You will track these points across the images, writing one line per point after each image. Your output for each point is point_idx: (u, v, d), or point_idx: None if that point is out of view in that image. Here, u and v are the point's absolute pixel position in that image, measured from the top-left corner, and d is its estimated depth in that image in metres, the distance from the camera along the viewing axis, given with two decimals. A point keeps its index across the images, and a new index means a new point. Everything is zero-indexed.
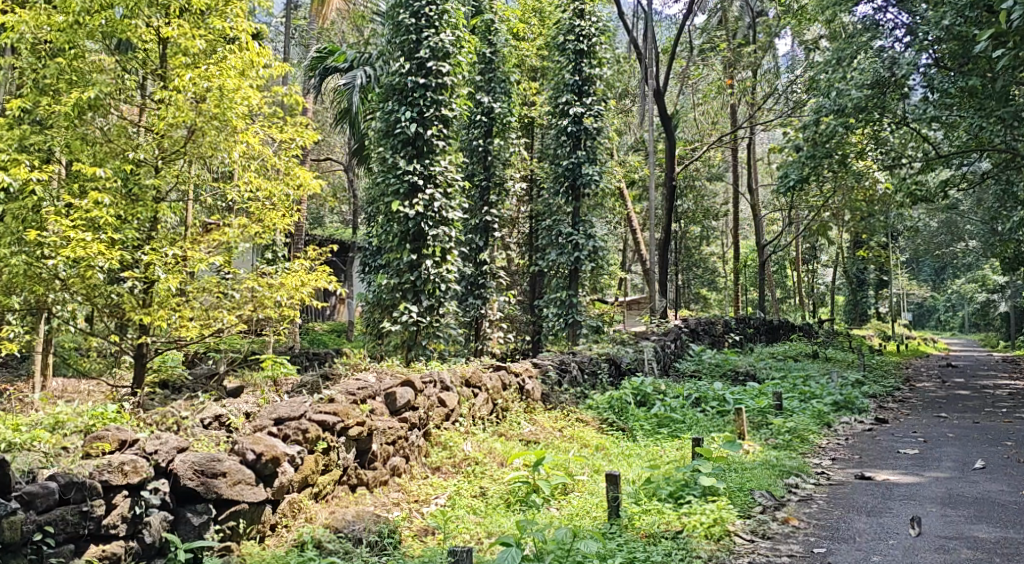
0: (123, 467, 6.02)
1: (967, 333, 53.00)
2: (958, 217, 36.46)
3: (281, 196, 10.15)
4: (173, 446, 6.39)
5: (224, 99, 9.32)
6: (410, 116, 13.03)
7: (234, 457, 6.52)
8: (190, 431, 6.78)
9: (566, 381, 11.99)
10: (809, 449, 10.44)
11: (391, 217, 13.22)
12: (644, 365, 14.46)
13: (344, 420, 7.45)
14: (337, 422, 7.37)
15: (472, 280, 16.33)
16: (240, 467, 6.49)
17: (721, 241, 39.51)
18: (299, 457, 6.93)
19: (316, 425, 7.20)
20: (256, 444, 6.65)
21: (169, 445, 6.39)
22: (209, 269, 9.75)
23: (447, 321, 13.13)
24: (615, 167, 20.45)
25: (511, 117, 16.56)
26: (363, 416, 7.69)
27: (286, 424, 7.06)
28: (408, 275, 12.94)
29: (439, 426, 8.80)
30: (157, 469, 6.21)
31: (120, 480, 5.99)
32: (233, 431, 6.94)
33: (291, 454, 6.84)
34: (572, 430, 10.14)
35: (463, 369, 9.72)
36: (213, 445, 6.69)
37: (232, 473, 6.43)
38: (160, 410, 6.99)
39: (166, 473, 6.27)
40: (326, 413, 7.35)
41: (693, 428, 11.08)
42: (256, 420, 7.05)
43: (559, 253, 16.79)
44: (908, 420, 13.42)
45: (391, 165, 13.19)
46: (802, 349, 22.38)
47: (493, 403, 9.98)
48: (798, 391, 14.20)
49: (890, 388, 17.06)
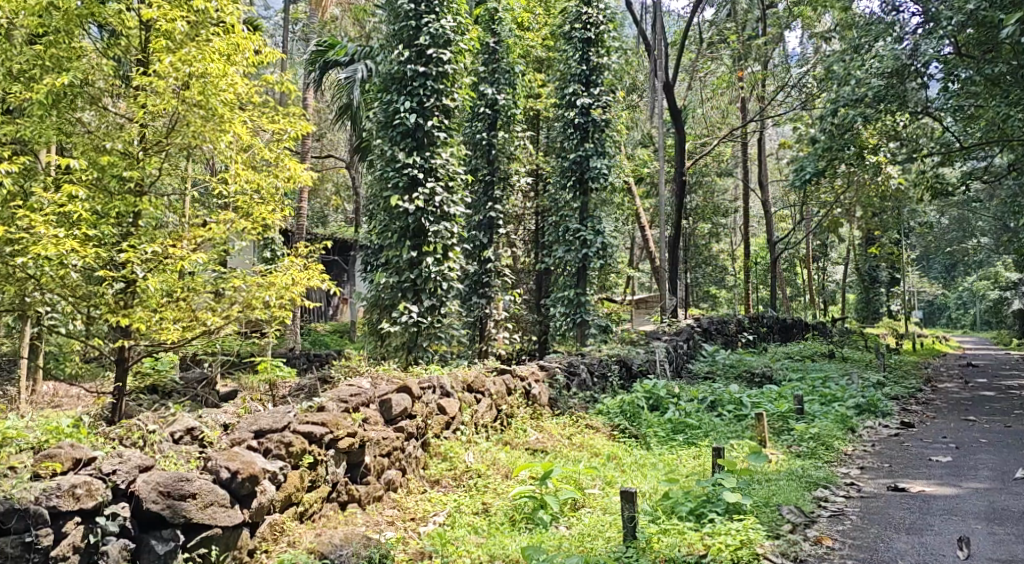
0: (75, 490, 5.48)
1: (980, 332, 52.18)
2: (972, 214, 35.74)
3: (270, 188, 9.52)
4: (135, 465, 5.81)
5: (208, 86, 8.72)
6: (409, 106, 12.41)
7: (205, 476, 5.95)
8: (157, 447, 6.19)
9: (575, 385, 11.36)
10: (835, 457, 9.82)
11: (390, 212, 12.60)
12: (657, 367, 13.82)
13: (333, 431, 6.84)
14: (326, 434, 6.77)
15: (476, 279, 15.69)
16: (212, 488, 5.90)
17: (730, 239, 38.84)
18: (281, 474, 6.34)
19: (301, 437, 6.60)
20: (231, 461, 6.07)
21: (130, 463, 5.81)
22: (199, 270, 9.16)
23: (449, 322, 12.51)
24: (624, 161, 19.81)
25: (516, 110, 15.93)
26: (355, 426, 7.09)
27: (268, 436, 6.47)
28: (408, 274, 12.33)
29: (439, 436, 8.17)
30: (115, 491, 5.68)
31: (72, 506, 5.46)
32: (208, 445, 6.35)
33: (271, 471, 6.25)
34: (581, 438, 9.51)
35: (464, 373, 9.10)
36: (182, 462, 6.07)
37: (203, 494, 5.85)
38: (126, 423, 6.38)
39: (126, 496, 5.71)
40: (313, 423, 6.75)
41: (711, 434, 10.46)
42: (235, 433, 6.45)
43: (567, 250, 16.14)
44: (935, 424, 12.77)
45: (390, 158, 12.56)
46: (818, 349, 21.69)
47: (497, 409, 9.36)
48: (818, 394, 13.54)
49: (911, 389, 16.38)
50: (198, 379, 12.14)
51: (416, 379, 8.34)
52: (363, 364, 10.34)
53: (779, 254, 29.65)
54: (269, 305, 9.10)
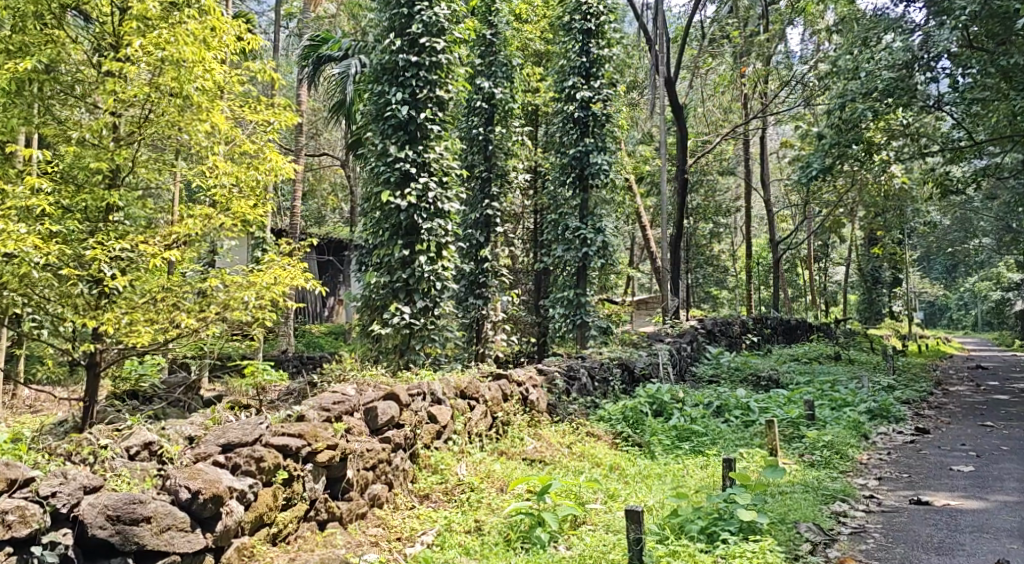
0: (6, 518, 4.95)
1: (981, 332, 51.65)
2: (976, 213, 35.23)
3: (250, 180, 9.00)
4: (79, 486, 5.27)
5: (184, 72, 8.21)
6: (401, 98, 11.85)
7: (163, 497, 5.46)
8: (109, 464, 5.68)
9: (575, 390, 10.80)
10: (851, 467, 9.30)
11: (381, 209, 12.05)
12: (660, 371, 13.28)
13: (311, 443, 6.33)
14: (302, 447, 6.26)
15: (473, 278, 15.13)
16: (169, 510, 5.42)
17: (730, 239, 38.28)
18: (250, 493, 5.83)
19: (274, 451, 6.08)
20: (193, 480, 5.57)
21: (74, 484, 5.27)
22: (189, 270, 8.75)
23: (443, 324, 11.95)
24: (625, 157, 19.26)
25: (514, 103, 15.38)
26: (336, 438, 6.56)
27: (237, 450, 5.95)
28: (399, 273, 11.78)
29: (429, 446, 7.61)
30: (55, 517, 5.14)
31: (3, 535, 4.93)
32: (168, 461, 5.85)
33: (238, 490, 5.74)
34: (582, 447, 8.98)
35: (457, 378, 8.54)
36: (137, 480, 5.58)
37: (159, 517, 5.37)
38: (74, 438, 5.83)
39: (69, 521, 5.18)
40: (288, 435, 6.23)
41: (719, 442, 9.92)
42: (199, 447, 5.95)
43: (566, 249, 15.59)
44: (951, 430, 12.25)
45: (381, 152, 12.01)
46: (824, 351, 21.12)
47: (492, 417, 8.81)
48: (828, 398, 13.00)
49: (922, 392, 15.83)
50: (181, 383, 11.55)
51: (404, 384, 7.77)
52: (352, 369, 9.79)
53: (781, 254, 29.08)
54: (250, 306, 8.53)
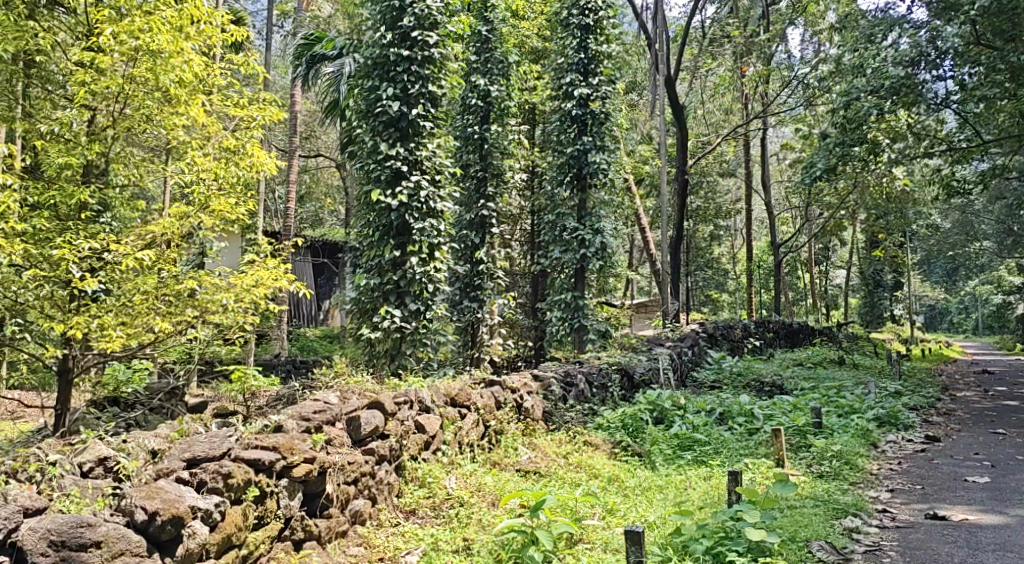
0: None
1: (981, 336, 51.24)
2: (978, 216, 34.82)
3: (229, 177, 8.53)
4: (19, 509, 4.90)
5: (158, 62, 7.78)
6: (392, 93, 11.40)
7: (116, 519, 5.08)
8: (58, 484, 5.23)
9: (572, 397, 10.37)
10: (862, 479, 8.90)
11: (371, 208, 11.62)
12: (660, 376, 12.85)
13: (286, 457, 5.92)
14: (275, 461, 5.85)
15: (467, 281, 14.71)
16: (122, 534, 5.03)
17: (730, 242, 37.84)
18: (216, 513, 5.43)
19: (243, 467, 5.69)
20: (150, 500, 5.20)
21: (14, 507, 4.90)
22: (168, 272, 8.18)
23: (435, 327, 11.54)
24: (624, 157, 18.84)
25: (510, 102, 14.97)
26: (314, 451, 6.14)
27: (202, 466, 5.56)
28: (390, 275, 11.35)
29: (416, 458, 7.18)
30: None
31: None
32: (126, 479, 5.40)
33: (202, 510, 5.34)
34: (579, 458, 8.58)
35: (447, 386, 8.13)
36: (88, 502, 5.16)
37: (111, 542, 4.99)
38: (21, 455, 5.40)
39: (9, 548, 4.80)
40: (260, 449, 5.83)
41: (723, 452, 9.52)
42: (162, 463, 5.52)
43: (564, 250, 15.17)
44: (961, 438, 11.85)
45: (371, 149, 11.59)
46: (827, 355, 20.70)
47: (484, 426, 8.39)
48: (834, 405, 12.60)
49: (930, 398, 15.40)
50: (163, 389, 11.12)
51: (390, 392, 7.35)
52: (341, 374, 9.38)
53: (783, 258, 28.64)
54: (230, 308, 8.17)
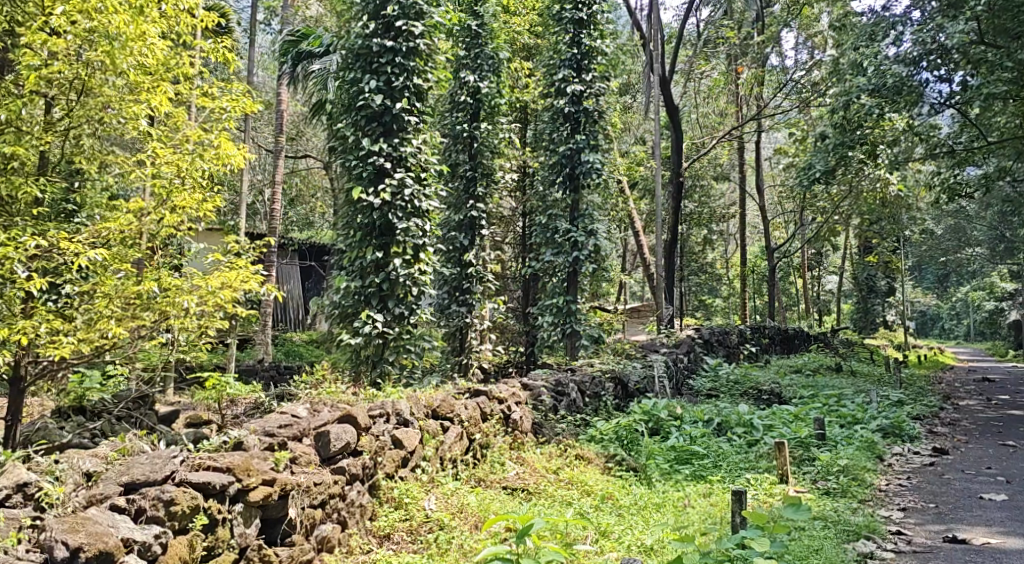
0: None
1: (973, 342, 50.81)
2: (973, 220, 34.36)
3: (196, 171, 7.80)
4: None
5: (117, 46, 7.29)
6: (375, 86, 10.78)
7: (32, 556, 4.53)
8: None
9: (563, 407, 9.79)
10: (872, 496, 8.37)
11: (353, 207, 11.02)
12: (655, 384, 12.30)
13: (240, 480, 5.36)
14: (228, 485, 5.29)
15: (455, 284, 14.11)
16: None
17: (724, 247, 37.29)
18: (154, 545, 4.89)
19: (189, 492, 5.13)
20: (74, 534, 4.65)
21: None
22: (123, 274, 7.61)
23: (420, 333, 10.96)
24: (617, 158, 18.25)
25: (501, 99, 14.39)
26: (274, 473, 5.57)
27: (142, 491, 5.03)
28: (372, 278, 10.72)
29: (392, 476, 6.59)
30: None
31: None
32: (49, 507, 4.94)
33: (137, 543, 4.80)
34: (570, 473, 8.02)
35: (428, 396, 7.55)
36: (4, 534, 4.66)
37: None
38: None
39: None
40: (211, 472, 5.27)
41: (723, 467, 9.00)
42: (95, 487, 5.03)
43: (555, 253, 14.62)
44: (970, 450, 11.33)
45: (353, 145, 10.99)
46: (825, 362, 20.20)
47: (469, 439, 7.79)
48: (836, 415, 12.07)
49: (932, 407, 14.90)
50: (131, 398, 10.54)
51: (365, 404, 6.77)
52: (318, 384, 8.82)
53: (778, 263, 28.14)
54: (192, 313, 7.63)
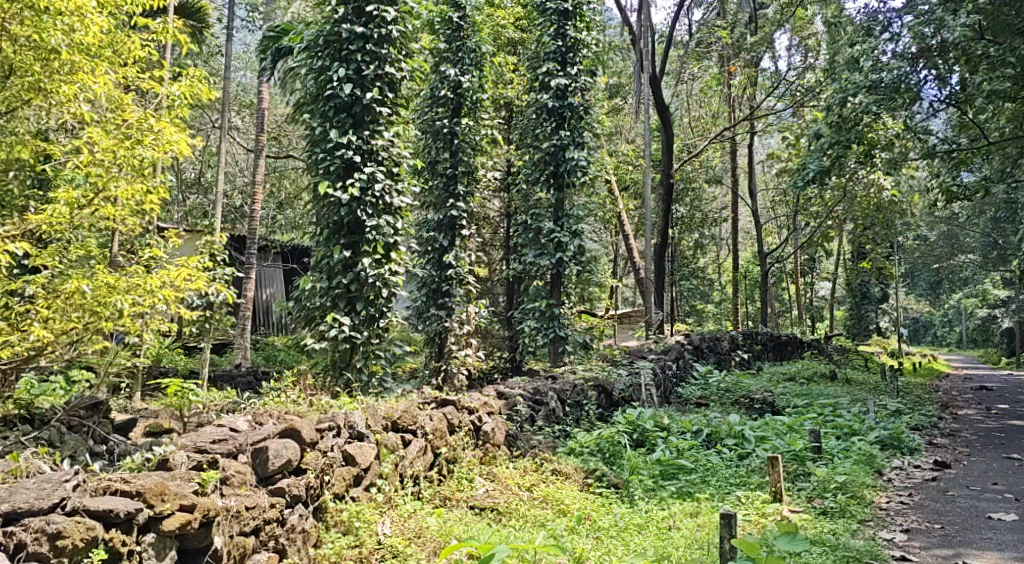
0: None
1: (964, 349, 50.27)
2: (966, 226, 33.84)
3: (133, 158, 7.12)
4: None
5: (43, 20, 6.72)
6: (344, 74, 10.09)
7: None
8: None
9: (541, 418, 9.17)
10: (871, 516, 7.77)
11: (319, 203, 10.35)
12: (642, 393, 11.65)
13: (154, 506, 4.86)
14: (138, 513, 4.78)
15: (433, 287, 13.40)
16: None
17: (715, 252, 36.62)
18: None
19: (87, 522, 4.63)
20: None
21: None
22: (55, 273, 7.21)
23: (390, 338, 10.32)
24: (605, 157, 17.59)
25: (483, 94, 13.72)
26: (195, 499, 5.06)
27: (25, 521, 4.53)
28: (340, 278, 10.03)
29: (342, 497, 6.08)
30: None
31: None
32: None
33: None
34: (545, 490, 7.38)
35: (388, 407, 7.00)
36: None
37: None
38: None
39: None
40: (118, 498, 4.78)
41: (711, 483, 8.40)
42: None
43: (538, 254, 13.94)
44: (972, 463, 10.73)
45: (320, 137, 10.32)
46: (818, 369, 19.59)
47: (434, 454, 7.22)
48: (832, 425, 11.44)
49: (931, 416, 14.29)
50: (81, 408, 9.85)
51: (313, 417, 6.26)
52: (276, 394, 8.18)
53: (771, 268, 27.52)
54: (127, 313, 7.10)
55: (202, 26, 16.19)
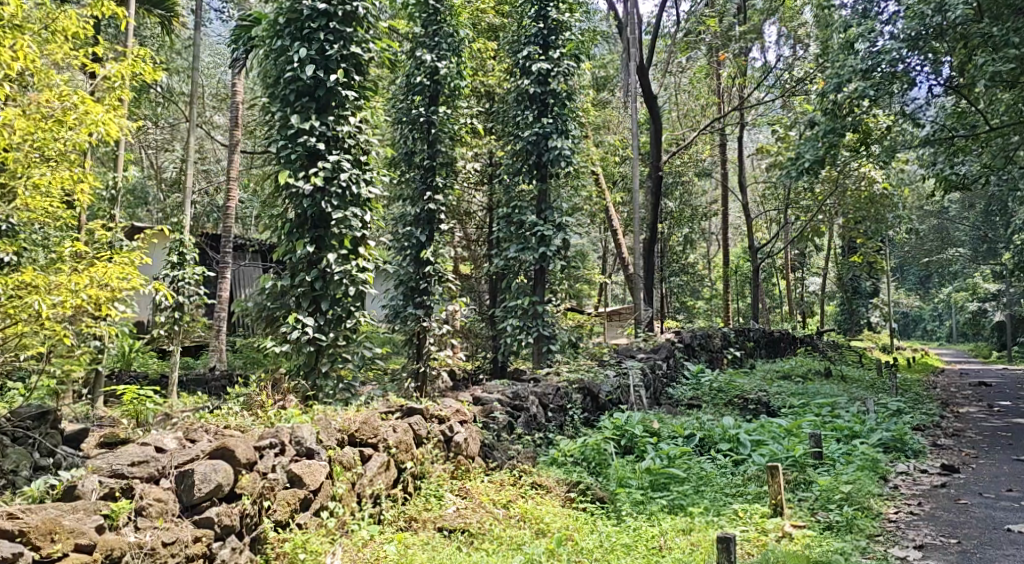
0: None
1: (955, 343, 49.63)
2: (957, 219, 33.20)
3: (55, 144, 7.05)
4: None
5: None
6: (305, 55, 9.32)
7: None
8: None
9: (520, 425, 8.46)
10: (882, 531, 7.17)
11: (281, 196, 9.61)
12: (630, 395, 10.94)
13: (48, 549, 4.83)
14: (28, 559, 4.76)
15: (412, 285, 12.62)
16: None
17: (705, 247, 35.86)
18: None
19: None
20: None
21: None
22: None
23: (359, 339, 9.58)
24: (591, 147, 16.82)
25: (461, 81, 12.91)
26: (96, 539, 4.99)
27: None
28: (303, 276, 9.31)
29: (284, 525, 5.83)
30: None
31: None
32: None
33: None
34: (522, 507, 6.78)
35: (345, 418, 6.66)
36: None
37: None
38: None
39: None
40: (0, 542, 4.72)
41: (706, 495, 7.71)
42: None
43: (520, 248, 13.16)
44: (982, 466, 10.07)
45: (282, 124, 9.56)
46: (812, 366, 18.93)
47: (399, 469, 6.82)
48: (832, 427, 10.77)
49: (933, 415, 13.62)
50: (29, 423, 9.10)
51: (253, 434, 6.05)
52: (228, 407, 7.43)
53: (763, 262, 26.82)
54: (46, 316, 7.16)
55: (169, 15, 15.38)
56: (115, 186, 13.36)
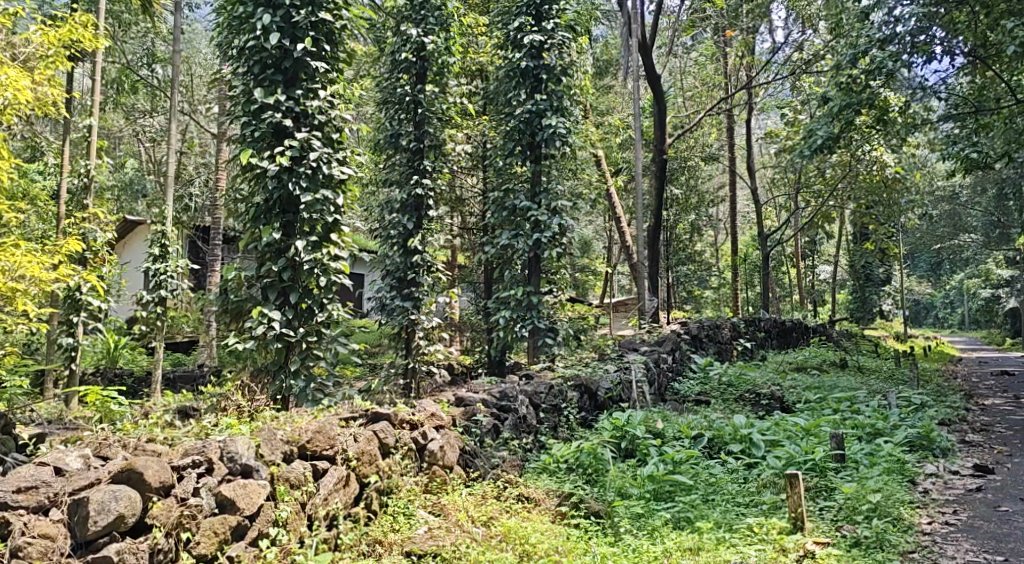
0: None
1: (968, 330, 48.29)
2: (970, 204, 32.01)
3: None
4: None
5: None
6: (269, 21, 8.45)
7: None
8: None
9: (507, 429, 7.65)
10: (918, 549, 6.41)
11: (245, 179, 8.77)
12: (632, 391, 10.06)
13: None
14: None
15: (399, 275, 11.72)
16: None
17: (713, 234, 34.76)
18: None
19: None
20: None
21: None
22: None
23: (333, 335, 8.74)
24: (590, 128, 15.82)
25: (451, 57, 11.94)
26: None
27: None
28: (270, 265, 8.49)
29: (212, 557, 5.39)
30: None
31: None
32: None
33: None
34: (506, 526, 6.24)
35: (298, 429, 6.17)
36: None
37: None
38: None
39: None
40: None
41: (717, 507, 6.92)
42: None
43: (513, 235, 12.29)
44: (1017, 465, 9.23)
45: (246, 100, 8.70)
46: (826, 357, 17.95)
47: (361, 484, 6.33)
48: (852, 424, 9.89)
49: (958, 409, 12.71)
50: None
51: (172, 454, 5.58)
52: (173, 420, 6.53)
53: (772, 248, 25.80)
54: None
55: None
56: (90, 174, 12.58)
